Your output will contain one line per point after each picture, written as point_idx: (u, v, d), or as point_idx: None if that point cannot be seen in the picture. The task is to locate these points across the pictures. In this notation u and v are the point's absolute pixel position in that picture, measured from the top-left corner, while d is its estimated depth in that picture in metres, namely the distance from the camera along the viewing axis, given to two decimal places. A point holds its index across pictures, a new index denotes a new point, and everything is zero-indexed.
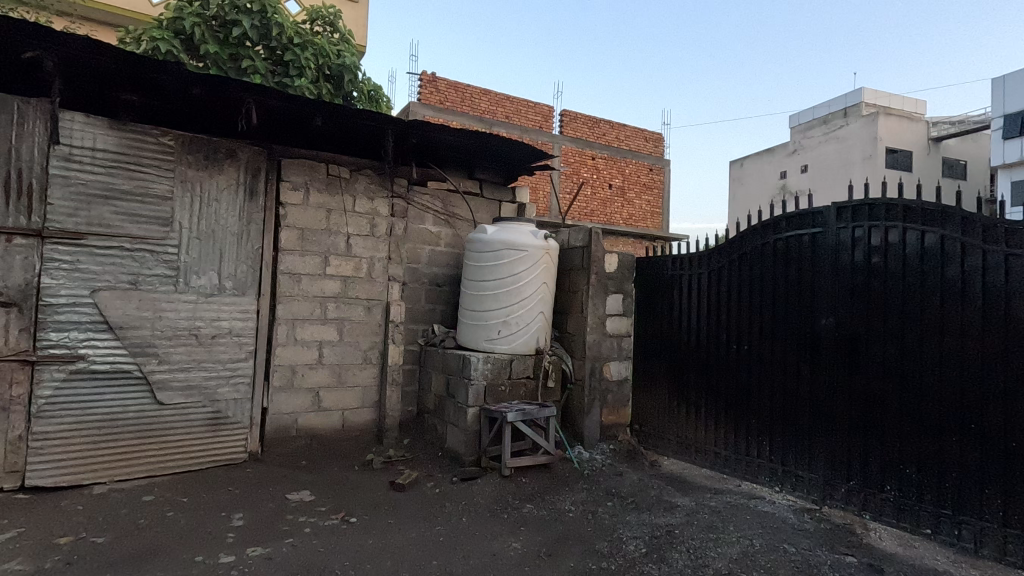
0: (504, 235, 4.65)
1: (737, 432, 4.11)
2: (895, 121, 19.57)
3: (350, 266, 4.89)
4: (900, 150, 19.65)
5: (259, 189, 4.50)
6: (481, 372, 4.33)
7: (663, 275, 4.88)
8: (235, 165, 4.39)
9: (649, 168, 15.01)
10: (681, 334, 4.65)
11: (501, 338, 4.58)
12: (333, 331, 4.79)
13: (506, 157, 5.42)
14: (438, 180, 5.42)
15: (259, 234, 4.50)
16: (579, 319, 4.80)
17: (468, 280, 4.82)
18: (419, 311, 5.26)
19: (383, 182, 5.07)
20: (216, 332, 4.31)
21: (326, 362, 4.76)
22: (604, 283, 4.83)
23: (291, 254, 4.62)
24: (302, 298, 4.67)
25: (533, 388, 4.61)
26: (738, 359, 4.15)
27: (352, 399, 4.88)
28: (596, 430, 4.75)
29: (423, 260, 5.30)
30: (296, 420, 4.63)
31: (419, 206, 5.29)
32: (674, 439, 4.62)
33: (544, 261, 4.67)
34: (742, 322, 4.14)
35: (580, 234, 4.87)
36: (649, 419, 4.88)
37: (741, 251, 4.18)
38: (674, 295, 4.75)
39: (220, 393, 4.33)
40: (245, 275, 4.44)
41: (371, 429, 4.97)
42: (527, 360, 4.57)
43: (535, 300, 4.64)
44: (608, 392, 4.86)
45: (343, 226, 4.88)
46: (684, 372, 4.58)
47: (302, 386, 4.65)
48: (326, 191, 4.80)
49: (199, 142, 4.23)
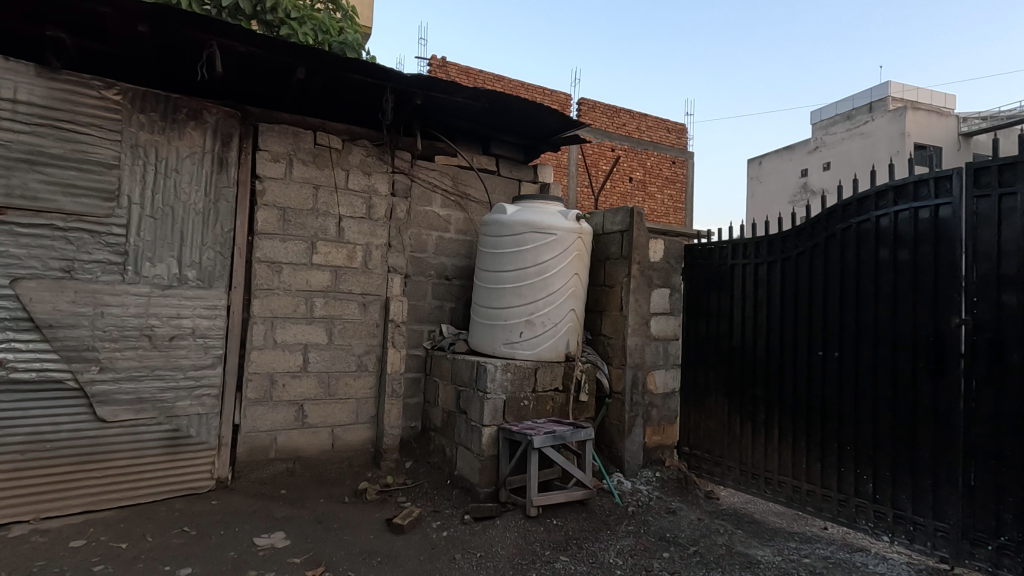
0: (527, 216, 3.81)
1: (824, 462, 3.23)
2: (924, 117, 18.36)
3: (343, 255, 4.09)
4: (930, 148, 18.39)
5: (230, 159, 3.71)
6: (499, 384, 3.51)
7: (719, 265, 4.02)
8: (201, 129, 3.61)
9: (671, 161, 14.12)
10: (743, 337, 3.79)
11: (524, 342, 3.75)
12: (321, 333, 3.99)
13: (529, 126, 4.59)
14: (448, 156, 4.61)
15: (232, 214, 3.72)
16: (618, 319, 3.96)
17: (482, 271, 4.00)
18: (425, 309, 4.44)
19: (382, 155, 4.27)
20: (176, 332, 3.52)
21: (311, 370, 3.95)
22: (648, 274, 3.99)
23: (269, 238, 3.83)
24: (284, 292, 3.87)
25: (562, 403, 3.78)
26: (825, 369, 3.27)
27: (343, 414, 4.07)
28: (638, 454, 3.90)
29: (429, 248, 4.48)
30: (275, 439, 3.83)
31: (426, 185, 4.48)
32: (736, 466, 3.75)
33: (576, 247, 3.84)
34: (830, 322, 3.26)
35: (619, 216, 4.02)
36: (702, 441, 4.02)
37: (827, 233, 3.30)
38: (734, 289, 3.89)
39: (179, 407, 3.53)
40: (212, 264, 3.65)
41: (367, 449, 4.16)
42: (555, 369, 3.75)
43: (565, 294, 3.81)
44: (653, 407, 4.01)
45: (334, 206, 4.08)
46: (749, 384, 3.72)
47: (282, 398, 3.85)
48: (312, 163, 4.00)
49: (154, 99, 3.45)
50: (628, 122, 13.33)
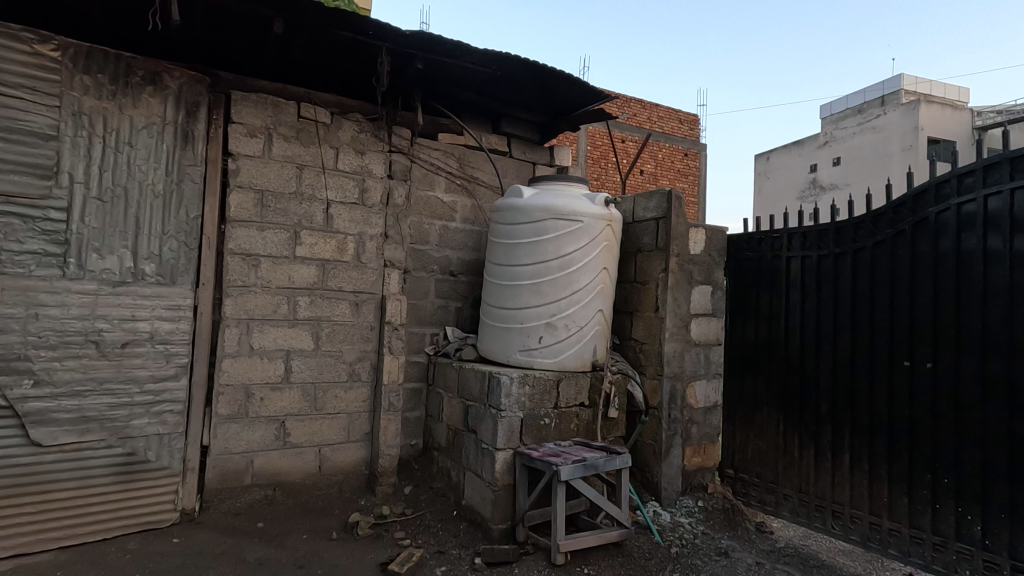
0: (547, 200, 3.23)
1: (911, 496, 2.65)
2: (936, 109, 17.21)
3: (332, 246, 3.52)
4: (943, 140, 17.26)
5: (197, 132, 3.14)
6: (515, 400, 2.95)
7: (770, 257, 3.42)
8: (160, 96, 3.03)
9: (684, 153, 13.51)
10: (803, 343, 3.20)
11: (543, 349, 3.17)
12: (305, 338, 3.43)
13: (546, 100, 4.01)
14: (453, 134, 4.04)
15: (199, 198, 3.15)
16: (653, 321, 3.39)
17: (494, 264, 3.42)
18: (427, 309, 3.86)
19: (377, 131, 3.70)
20: (130, 338, 2.95)
21: (294, 381, 3.39)
22: (688, 269, 3.41)
23: (243, 226, 3.26)
24: (262, 290, 3.31)
25: (589, 421, 3.21)
26: (913, 383, 2.69)
27: (332, 431, 3.50)
28: (677, 480, 3.34)
29: (432, 240, 3.90)
30: (251, 462, 3.28)
31: (428, 166, 3.90)
32: (795, 495, 3.17)
33: (604, 237, 3.26)
34: (920, 326, 2.67)
35: (653, 201, 3.45)
36: (751, 463, 3.44)
37: (914, 219, 2.71)
38: (789, 286, 3.30)
39: (134, 427, 2.97)
40: (174, 257, 3.08)
41: (359, 472, 3.59)
42: (580, 381, 3.18)
43: (592, 292, 3.24)
44: (693, 424, 3.44)
45: (321, 189, 3.50)
46: (810, 398, 3.14)
47: (260, 414, 3.30)
48: (296, 139, 3.43)
49: (101, 58, 2.88)
50: (639, 112, 12.71)
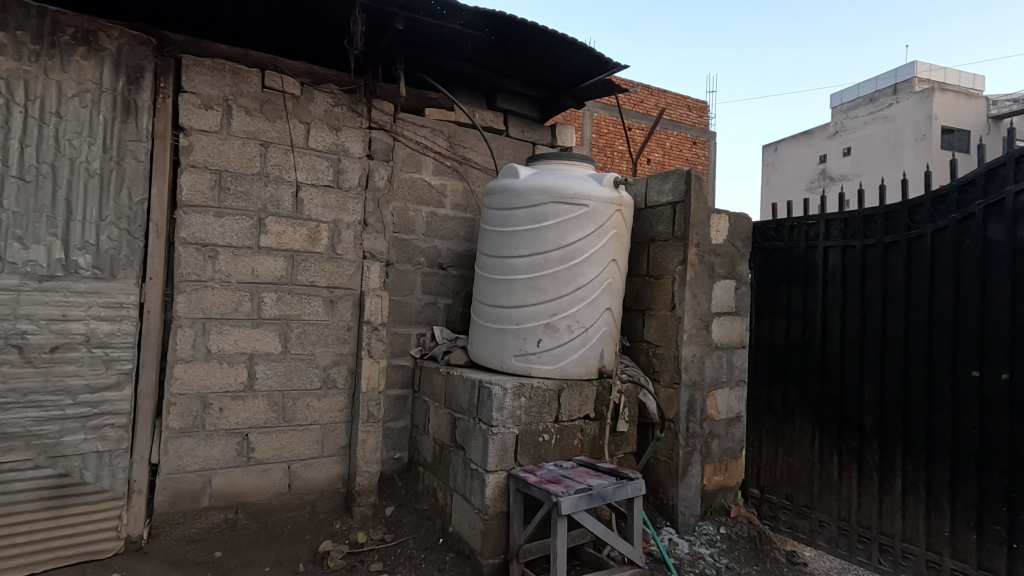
0: (547, 180, 2.79)
1: (982, 532, 2.22)
2: (951, 98, 16.48)
3: (303, 235, 3.10)
4: (958, 130, 16.60)
5: (140, 103, 2.71)
6: (509, 414, 2.54)
7: (804, 247, 2.96)
8: (94, 60, 2.60)
9: (693, 142, 13.01)
10: (843, 347, 2.76)
11: (542, 354, 2.74)
12: (272, 339, 3.01)
13: (548, 71, 3.56)
14: (442, 109, 3.59)
15: (144, 180, 2.73)
16: (668, 321, 2.96)
17: (486, 256, 2.99)
18: (412, 307, 3.43)
19: (354, 104, 3.26)
20: (60, 341, 2.55)
21: (259, 389, 2.98)
22: (709, 261, 2.97)
23: (198, 213, 2.84)
24: (220, 285, 2.90)
25: (594, 437, 2.79)
26: (983, 398, 2.24)
27: (304, 444, 3.09)
28: (695, 502, 2.92)
29: (418, 228, 3.47)
30: (209, 481, 2.88)
31: (413, 145, 3.46)
32: (834, 523, 2.74)
33: (613, 224, 2.82)
34: (994, 329, 2.23)
35: (668, 183, 3.01)
36: (780, 483, 3.01)
37: (987, 201, 2.25)
38: (828, 281, 2.85)
39: (67, 445, 2.57)
40: (115, 247, 2.66)
41: (335, 491, 3.18)
42: (585, 390, 2.75)
43: (599, 288, 2.80)
44: (713, 438, 3.01)
45: (289, 170, 3.07)
46: (852, 411, 2.70)
47: (218, 427, 2.89)
48: (259, 113, 3.00)
49: (21, 15, 2.47)
50: (646, 99, 12.16)
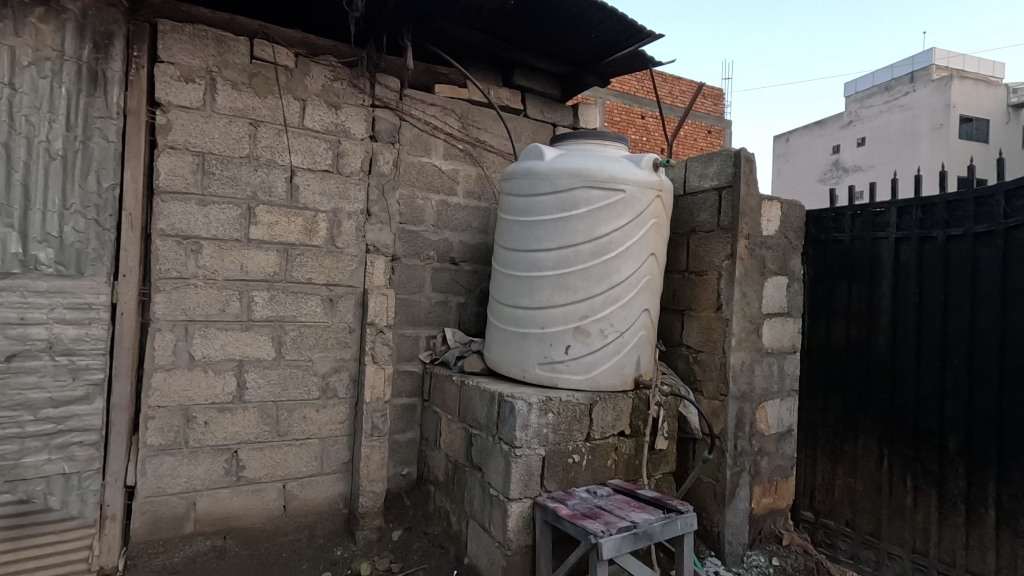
0: (575, 162, 2.42)
1: None
2: (971, 86, 15.83)
3: (298, 226, 2.75)
4: (977, 119, 15.96)
5: (110, 74, 2.36)
6: (534, 433, 2.19)
7: (869, 239, 2.58)
8: (54, 23, 2.26)
9: (708, 130, 12.53)
10: (919, 355, 2.39)
11: (571, 362, 2.39)
12: (264, 343, 2.67)
13: (572, 43, 3.18)
14: (454, 85, 3.23)
15: (115, 162, 2.38)
16: (713, 323, 2.60)
17: (505, 249, 2.62)
18: (421, 307, 3.08)
19: (355, 79, 2.90)
20: (18, 348, 2.22)
21: (250, 400, 2.64)
22: (759, 255, 2.61)
23: (179, 200, 2.50)
24: (205, 283, 2.56)
25: (630, 456, 2.44)
26: None
27: (300, 461, 2.76)
28: (744, 529, 2.57)
29: (428, 219, 3.11)
30: (193, 504, 2.55)
31: (422, 126, 3.10)
32: (908, 556, 2.38)
33: (651, 212, 2.45)
34: None
35: (713, 166, 2.64)
36: (839, 507, 2.65)
37: None
38: (900, 277, 2.47)
39: (27, 466, 2.24)
40: (81, 240, 2.32)
41: (336, 512, 2.85)
42: (620, 404, 2.40)
43: (637, 286, 2.44)
44: (763, 456, 2.65)
45: (283, 153, 2.72)
46: (931, 428, 2.34)
47: (204, 443, 2.56)
48: (248, 87, 2.64)
49: None
50: (661, 86, 11.67)
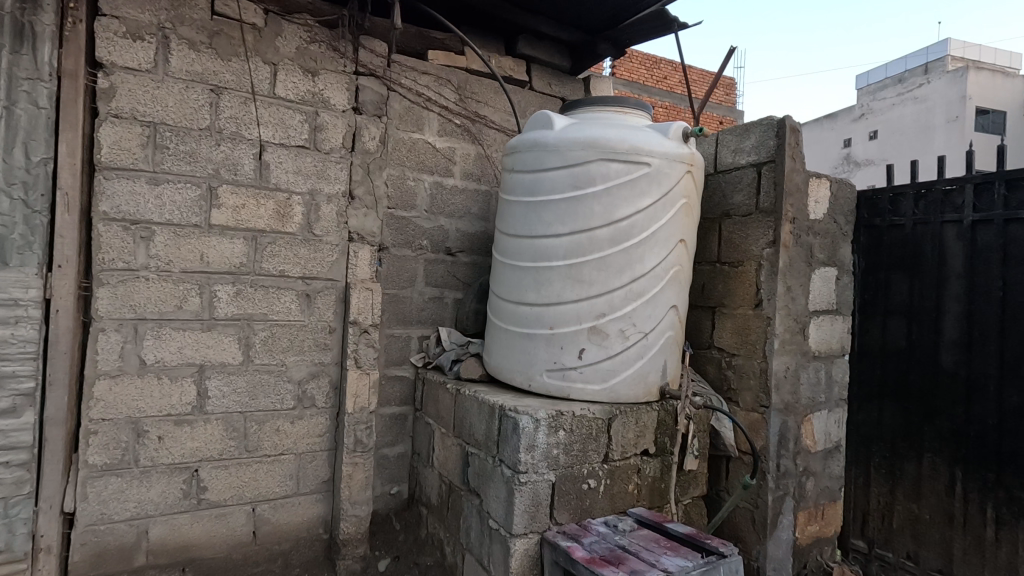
0: (590, 131, 2.04)
1: None
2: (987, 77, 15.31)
3: (270, 210, 2.38)
4: (993, 111, 15.45)
5: (40, 27, 1.99)
6: (543, 455, 1.82)
7: (938, 224, 2.19)
8: None
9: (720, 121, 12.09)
10: (1003, 362, 2.01)
11: (586, 369, 2.01)
12: (229, 346, 2.31)
13: (584, 3, 2.79)
14: (450, 52, 2.85)
15: (47, 132, 2.01)
16: (750, 323, 2.22)
17: (507, 237, 2.24)
18: (413, 303, 2.71)
19: (335, 42, 2.52)
20: None
21: (212, 411, 2.28)
22: (806, 243, 2.22)
23: (126, 178, 2.14)
24: (158, 276, 2.19)
25: (655, 480, 2.06)
26: None
27: (272, 481, 2.40)
28: (787, 564, 2.19)
29: (420, 204, 2.74)
30: (145, 532, 2.20)
31: (413, 97, 2.72)
32: None
33: (681, 191, 2.07)
34: None
35: (750, 139, 2.25)
36: (898, 537, 2.27)
37: None
38: (977, 269, 2.08)
39: None
40: (4, 224, 1.96)
41: (315, 538, 2.49)
42: (643, 418, 2.02)
43: (663, 279, 2.06)
44: (809, 478, 2.27)
45: (251, 125, 2.35)
46: (1019, 450, 1.96)
47: (157, 462, 2.20)
48: (208, 48, 2.27)
49: None
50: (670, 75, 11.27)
